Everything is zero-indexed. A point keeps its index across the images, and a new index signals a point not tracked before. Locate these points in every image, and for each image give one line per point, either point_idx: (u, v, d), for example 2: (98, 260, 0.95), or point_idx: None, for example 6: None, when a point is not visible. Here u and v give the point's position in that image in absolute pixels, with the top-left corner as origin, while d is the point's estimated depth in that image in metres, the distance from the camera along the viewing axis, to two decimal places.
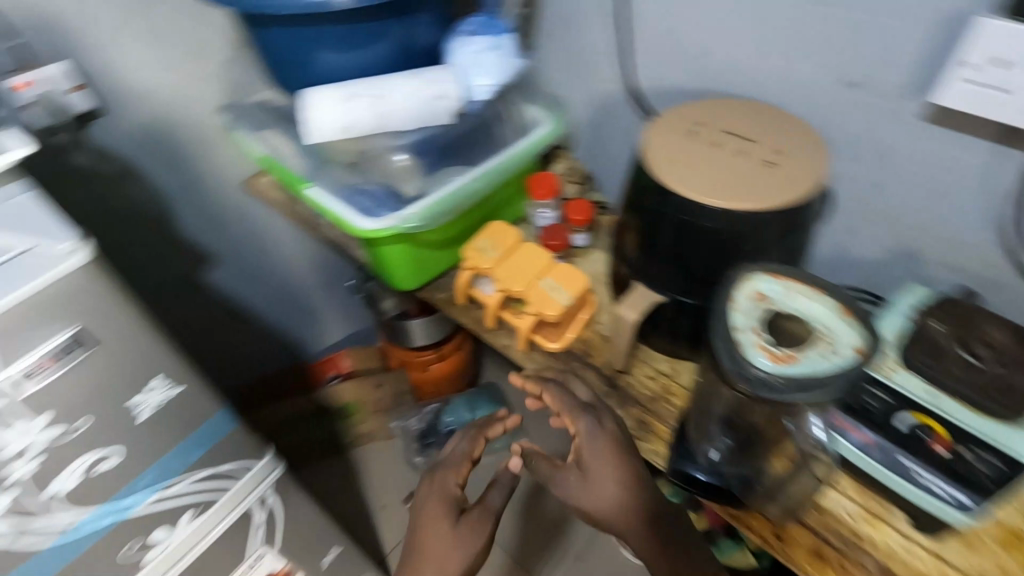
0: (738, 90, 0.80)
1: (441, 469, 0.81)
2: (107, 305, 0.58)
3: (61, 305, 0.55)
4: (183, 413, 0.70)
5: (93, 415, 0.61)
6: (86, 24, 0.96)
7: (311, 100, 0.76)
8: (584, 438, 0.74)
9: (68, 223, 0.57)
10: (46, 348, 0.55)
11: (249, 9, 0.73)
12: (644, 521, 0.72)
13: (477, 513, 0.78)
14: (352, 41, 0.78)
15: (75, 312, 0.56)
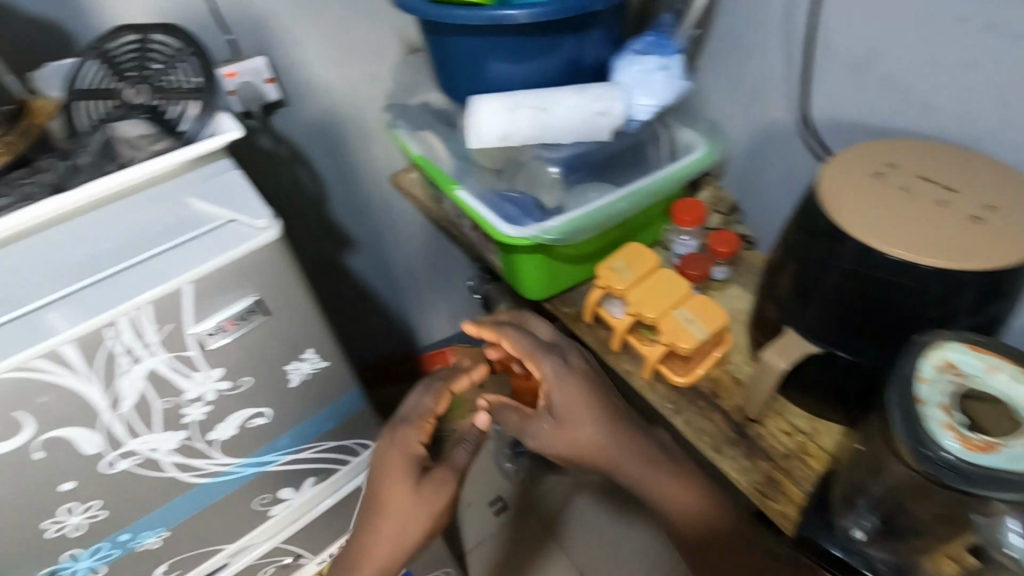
0: (938, 132, 0.72)
1: (400, 427, 0.72)
2: (285, 279, 0.62)
3: (247, 276, 0.59)
4: (325, 386, 0.75)
5: (254, 375, 0.66)
6: (285, 24, 1.08)
7: (478, 106, 0.78)
8: (552, 381, 0.70)
9: (262, 202, 0.61)
10: (229, 309, 0.60)
11: (437, 18, 0.77)
12: (630, 456, 0.70)
13: (443, 465, 0.71)
14: (524, 51, 0.80)
15: (257, 284, 0.60)
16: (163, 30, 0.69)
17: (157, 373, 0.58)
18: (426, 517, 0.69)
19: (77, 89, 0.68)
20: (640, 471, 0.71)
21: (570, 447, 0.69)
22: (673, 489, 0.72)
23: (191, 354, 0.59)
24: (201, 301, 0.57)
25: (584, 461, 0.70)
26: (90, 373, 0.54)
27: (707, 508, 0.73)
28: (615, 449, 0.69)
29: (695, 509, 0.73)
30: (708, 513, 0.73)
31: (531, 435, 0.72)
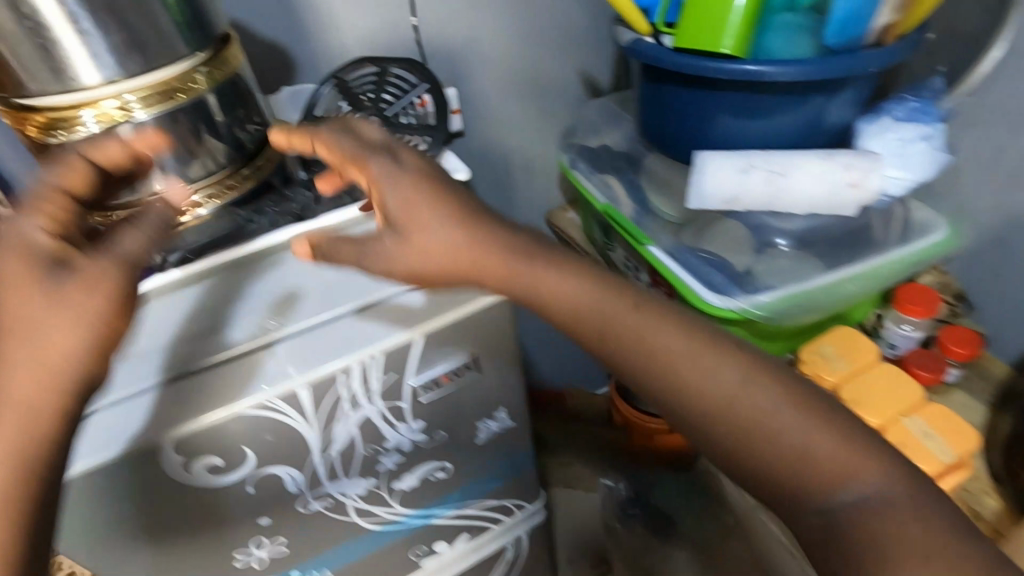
0: None
1: (8, 221, 0.37)
2: (500, 338, 0.58)
3: (466, 333, 0.55)
4: (504, 444, 0.70)
5: (448, 430, 0.62)
6: (477, 55, 1.06)
7: (706, 163, 0.71)
8: (369, 182, 0.45)
9: None
10: (447, 364, 0.56)
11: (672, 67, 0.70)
12: (524, 265, 0.43)
13: (93, 250, 0.37)
14: (764, 108, 0.73)
15: (475, 341, 0.57)
16: (405, 65, 0.70)
17: (369, 422, 0.55)
18: (104, 315, 0.35)
19: (312, 116, 0.67)
20: (521, 271, 0.43)
21: (418, 265, 0.43)
22: (628, 328, 0.42)
23: (402, 404, 0.56)
24: (426, 355, 0.54)
25: (464, 282, 0.45)
26: (313, 418, 0.51)
27: (662, 362, 0.41)
28: (502, 264, 0.42)
29: (649, 347, 0.41)
30: (675, 365, 0.41)
31: (364, 260, 0.45)
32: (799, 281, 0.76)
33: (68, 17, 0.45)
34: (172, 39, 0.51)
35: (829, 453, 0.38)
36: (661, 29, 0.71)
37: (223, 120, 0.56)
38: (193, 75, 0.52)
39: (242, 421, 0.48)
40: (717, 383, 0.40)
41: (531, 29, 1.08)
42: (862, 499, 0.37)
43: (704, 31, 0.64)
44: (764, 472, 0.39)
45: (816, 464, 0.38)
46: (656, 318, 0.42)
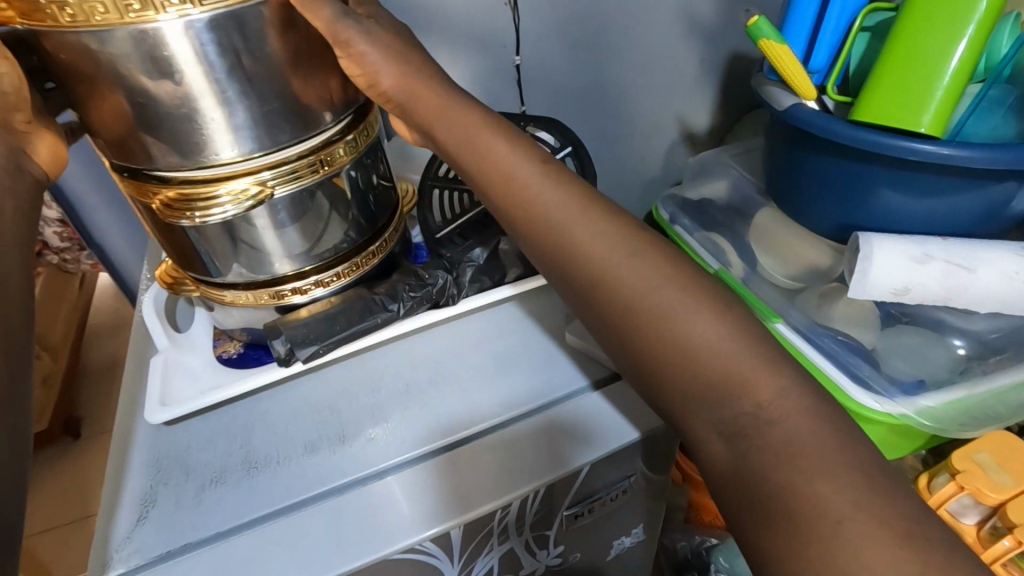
0: None
1: None
2: (657, 455, 0.51)
3: (629, 455, 0.48)
4: (630, 557, 0.62)
5: (583, 551, 0.54)
6: (579, 97, 0.93)
7: (878, 251, 0.61)
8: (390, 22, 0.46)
9: None
10: (605, 488, 0.49)
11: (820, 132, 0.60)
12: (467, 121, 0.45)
13: None
14: (947, 191, 0.62)
15: (632, 464, 0.49)
16: (541, 126, 0.64)
17: (510, 552, 0.47)
18: None
19: (437, 177, 0.60)
20: (476, 135, 0.44)
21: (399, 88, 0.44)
22: (555, 204, 0.42)
23: (549, 532, 0.48)
24: (585, 483, 0.47)
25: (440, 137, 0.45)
26: (458, 557, 0.44)
27: (567, 237, 0.41)
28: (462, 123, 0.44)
29: (557, 225, 0.42)
30: (584, 241, 0.41)
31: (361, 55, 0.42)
32: (972, 385, 0.62)
33: (217, 87, 0.39)
34: (317, 107, 0.44)
35: (741, 365, 0.36)
36: (831, 95, 0.63)
37: (357, 194, 0.50)
38: (333, 151, 0.46)
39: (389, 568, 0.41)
40: (635, 274, 0.40)
41: (643, 69, 0.93)
42: (783, 444, 0.33)
43: (900, 108, 0.56)
44: (678, 391, 0.37)
45: (722, 373, 0.36)
46: (583, 198, 0.43)
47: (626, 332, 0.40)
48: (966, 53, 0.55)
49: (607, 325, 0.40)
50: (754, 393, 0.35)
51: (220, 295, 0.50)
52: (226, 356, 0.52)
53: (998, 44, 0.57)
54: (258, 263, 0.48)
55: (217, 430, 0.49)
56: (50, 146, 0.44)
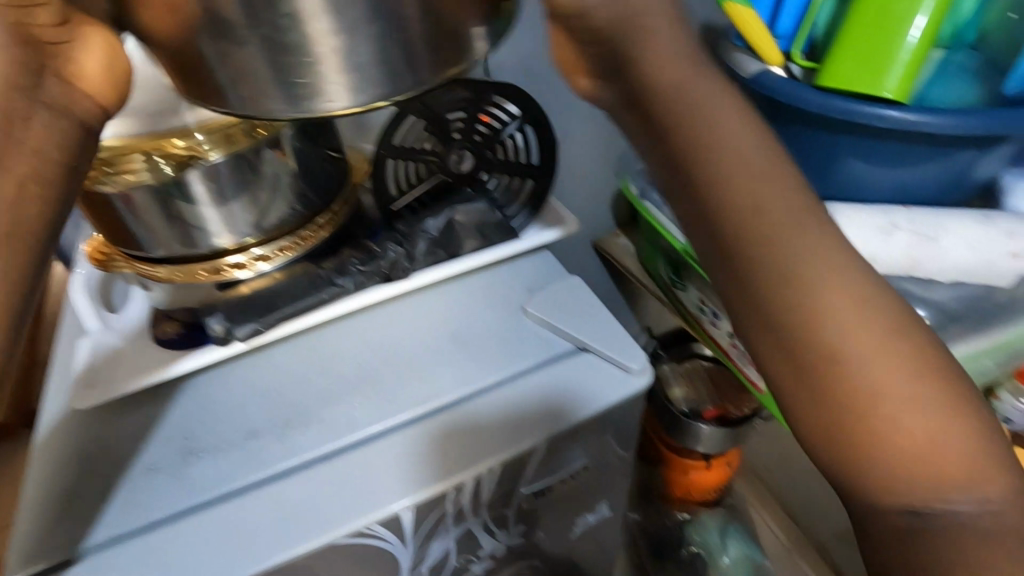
0: None
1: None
2: (620, 430, 0.49)
3: (593, 432, 0.46)
4: (595, 535, 0.60)
5: (545, 530, 0.53)
6: None
7: (843, 221, 0.61)
8: None
9: (631, 341, 0.48)
10: (567, 465, 0.47)
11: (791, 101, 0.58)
12: (675, 72, 0.30)
13: None
14: (908, 159, 0.61)
15: (595, 441, 0.47)
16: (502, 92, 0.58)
17: (468, 534, 0.46)
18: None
19: (392, 145, 0.58)
20: (683, 90, 0.30)
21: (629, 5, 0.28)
22: (762, 199, 0.29)
23: (507, 513, 0.47)
24: (546, 462, 0.46)
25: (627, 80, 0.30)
26: (411, 539, 0.42)
27: (750, 204, 0.29)
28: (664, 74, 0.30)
29: (758, 227, 0.29)
30: (797, 260, 0.28)
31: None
32: None
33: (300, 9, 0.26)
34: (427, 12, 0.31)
35: (957, 458, 0.27)
36: (799, 62, 0.61)
37: (303, 160, 0.47)
38: None
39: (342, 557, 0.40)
40: (861, 330, 0.28)
41: None
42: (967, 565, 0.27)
43: (865, 72, 0.55)
44: (863, 477, 0.28)
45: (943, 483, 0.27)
46: (800, 202, 0.30)
47: (819, 391, 0.28)
48: (931, 17, 0.54)
49: (783, 355, 0.29)
50: (960, 503, 0.27)
51: (153, 272, 0.46)
52: (165, 339, 0.48)
53: (961, 5, 0.57)
54: (194, 237, 0.45)
55: (156, 418, 0.45)
56: (98, 59, 0.27)
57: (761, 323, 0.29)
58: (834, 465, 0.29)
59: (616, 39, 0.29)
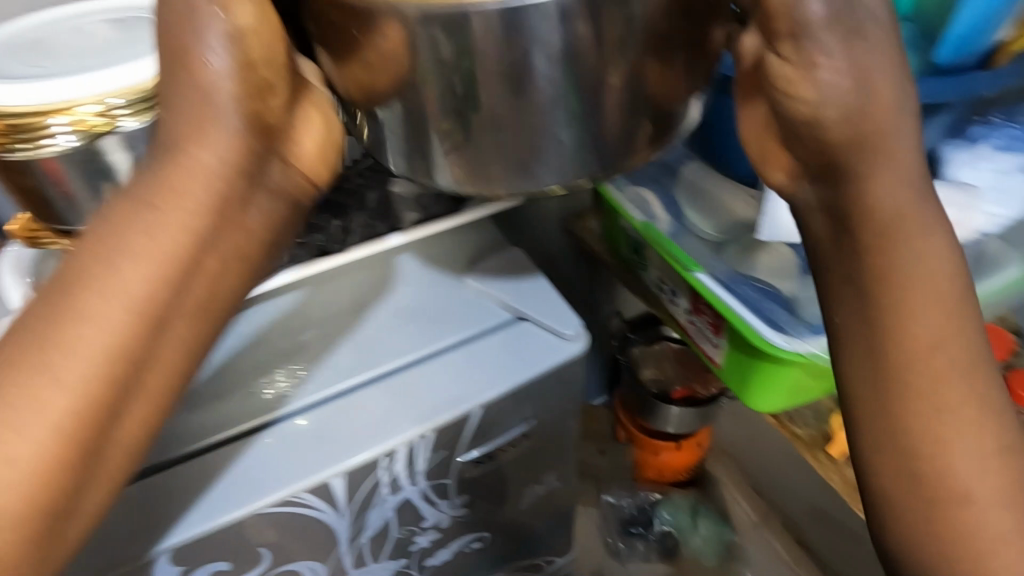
0: None
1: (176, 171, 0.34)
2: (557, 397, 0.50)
3: (526, 398, 0.48)
4: (548, 505, 0.61)
5: (491, 500, 0.53)
6: None
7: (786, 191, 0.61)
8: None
9: (568, 307, 0.49)
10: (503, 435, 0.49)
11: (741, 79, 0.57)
12: (910, 198, 0.36)
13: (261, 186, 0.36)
14: None
15: (530, 406, 0.48)
16: None
17: (408, 504, 0.48)
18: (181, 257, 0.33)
19: None
20: (895, 215, 0.36)
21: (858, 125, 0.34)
22: (921, 313, 0.36)
23: (447, 482, 0.48)
24: (482, 424, 0.47)
25: (841, 179, 0.36)
26: (346, 506, 0.45)
27: (898, 295, 0.36)
28: (876, 192, 0.36)
29: (903, 330, 0.37)
30: (927, 360, 0.36)
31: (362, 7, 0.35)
32: None
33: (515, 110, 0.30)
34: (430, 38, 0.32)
35: (998, 533, 0.36)
36: None
37: None
38: None
39: (270, 525, 0.43)
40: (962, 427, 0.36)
41: None
42: None
43: None
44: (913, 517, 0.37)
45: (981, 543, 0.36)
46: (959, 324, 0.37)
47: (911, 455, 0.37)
48: None
49: (885, 419, 0.37)
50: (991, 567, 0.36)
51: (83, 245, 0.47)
52: None
53: None
54: None
55: None
56: (312, 141, 0.39)
57: (873, 361, 0.37)
58: (886, 477, 0.38)
59: (844, 155, 0.35)
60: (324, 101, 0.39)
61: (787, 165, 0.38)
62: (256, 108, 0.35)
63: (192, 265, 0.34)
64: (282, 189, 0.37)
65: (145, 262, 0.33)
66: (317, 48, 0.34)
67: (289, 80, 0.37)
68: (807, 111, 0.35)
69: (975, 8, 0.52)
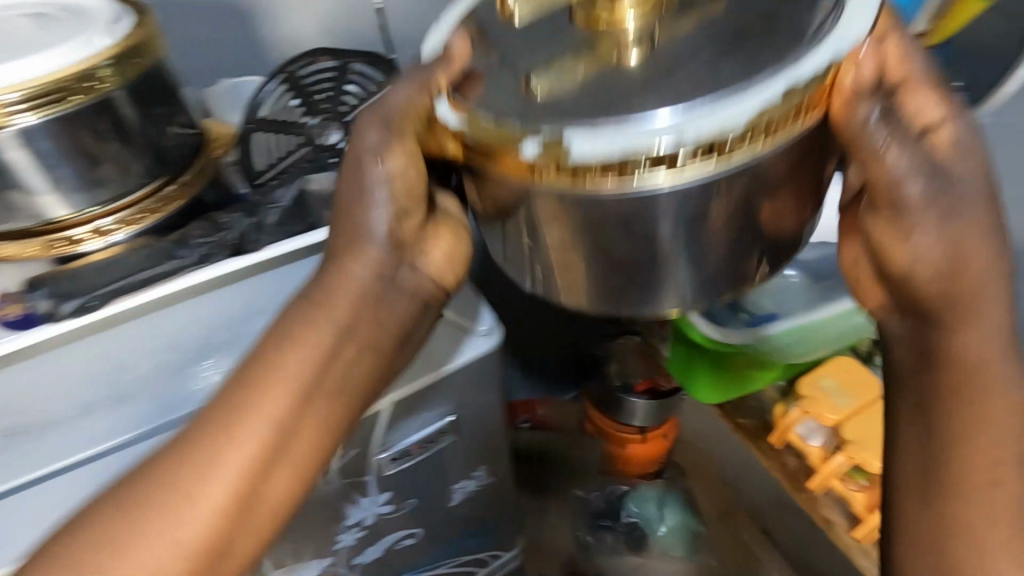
0: None
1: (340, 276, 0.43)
2: (476, 393, 0.50)
3: (444, 394, 0.48)
4: (485, 498, 0.61)
5: (418, 498, 0.54)
6: None
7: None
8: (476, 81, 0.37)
9: (484, 304, 0.51)
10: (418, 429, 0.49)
11: None
12: (997, 334, 0.39)
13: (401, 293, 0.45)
14: None
15: (450, 402, 0.49)
16: (371, 62, 0.58)
17: (325, 502, 0.48)
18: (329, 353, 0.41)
19: (257, 118, 0.57)
20: (981, 346, 0.39)
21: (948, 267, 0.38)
22: (999, 434, 0.38)
23: (367, 479, 0.49)
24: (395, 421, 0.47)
25: (934, 309, 0.40)
26: None
27: (971, 407, 0.39)
28: (974, 326, 0.39)
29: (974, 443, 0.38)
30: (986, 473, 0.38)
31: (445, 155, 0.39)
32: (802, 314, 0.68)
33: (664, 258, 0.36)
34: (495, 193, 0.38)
35: None
36: None
37: (140, 128, 0.47)
38: (95, 73, 0.43)
39: None
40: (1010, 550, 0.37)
41: None
42: None
43: None
44: None
45: None
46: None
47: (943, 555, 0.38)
48: None
49: (925, 512, 0.39)
50: None
51: None
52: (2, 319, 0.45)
53: None
54: (27, 209, 0.45)
55: None
56: (440, 250, 0.47)
57: (930, 457, 0.39)
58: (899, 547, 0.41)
59: (940, 299, 0.39)
60: (456, 223, 0.48)
61: (881, 297, 0.44)
62: (395, 229, 0.44)
63: (334, 354, 0.41)
64: (413, 291, 0.46)
65: (304, 350, 0.41)
66: (469, 186, 0.40)
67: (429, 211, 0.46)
68: (899, 267, 0.40)
69: None
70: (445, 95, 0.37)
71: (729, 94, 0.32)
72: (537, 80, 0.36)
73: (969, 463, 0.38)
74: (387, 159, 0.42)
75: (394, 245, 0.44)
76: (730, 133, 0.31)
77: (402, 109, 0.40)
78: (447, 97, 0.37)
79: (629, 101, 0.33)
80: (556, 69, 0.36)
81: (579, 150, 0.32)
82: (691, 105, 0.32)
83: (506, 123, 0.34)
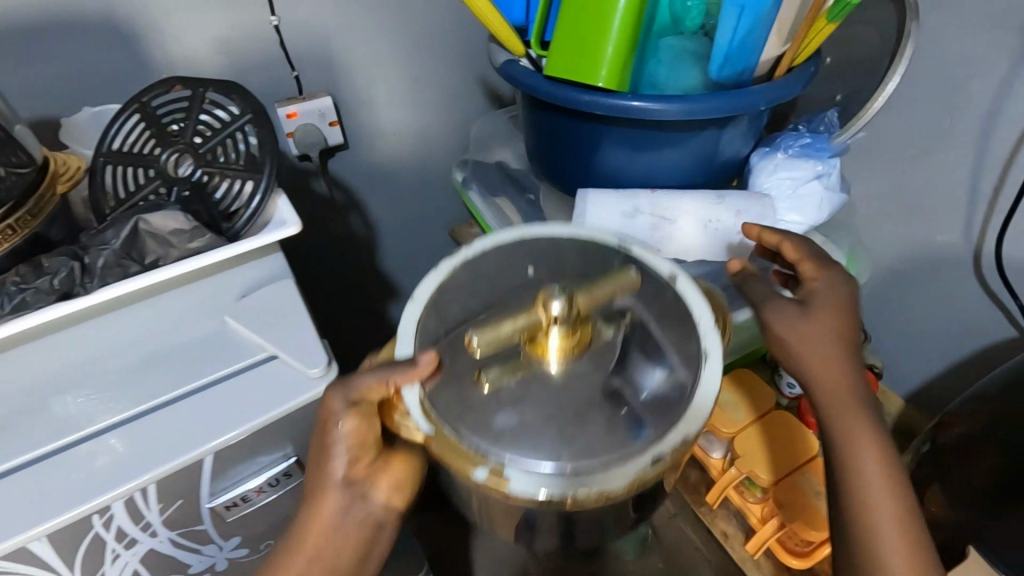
0: None
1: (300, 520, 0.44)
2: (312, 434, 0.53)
3: (278, 434, 0.50)
4: None
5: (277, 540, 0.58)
6: (355, 59, 0.93)
7: (591, 207, 0.64)
8: (421, 403, 0.40)
9: (319, 343, 0.51)
10: (246, 472, 0.51)
11: (535, 91, 0.61)
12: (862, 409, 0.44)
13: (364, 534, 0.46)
14: (656, 143, 0.64)
15: (287, 441, 0.51)
16: (221, 89, 0.55)
17: (162, 549, 0.51)
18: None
19: (110, 150, 0.55)
20: (851, 422, 0.44)
21: (818, 361, 0.45)
22: (881, 504, 0.42)
23: (202, 526, 0.52)
24: (223, 464, 0.49)
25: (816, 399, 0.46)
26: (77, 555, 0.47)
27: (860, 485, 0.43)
28: (846, 405, 0.44)
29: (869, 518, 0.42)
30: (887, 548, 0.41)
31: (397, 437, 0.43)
32: None
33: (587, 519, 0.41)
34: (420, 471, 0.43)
35: None
36: (537, 50, 0.62)
37: None
38: None
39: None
40: None
41: (427, 33, 0.95)
42: None
43: (578, 58, 0.56)
44: None
45: None
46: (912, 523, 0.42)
47: None
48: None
49: None
50: None
51: None
52: None
53: None
54: None
55: None
56: (387, 486, 0.46)
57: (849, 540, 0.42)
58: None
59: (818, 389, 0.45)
60: (408, 454, 0.46)
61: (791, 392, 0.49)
62: (349, 472, 0.44)
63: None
64: (365, 521, 0.45)
65: None
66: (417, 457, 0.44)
67: (382, 451, 0.45)
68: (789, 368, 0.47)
69: (739, 25, 0.52)
70: (419, 402, 0.40)
71: (616, 459, 0.37)
72: (490, 406, 0.40)
73: (898, 562, 0.41)
74: (343, 421, 0.42)
75: (348, 487, 0.44)
76: (612, 491, 0.37)
77: (367, 390, 0.41)
78: (413, 389, 0.40)
79: (549, 441, 0.38)
80: (513, 375, 0.41)
81: (513, 486, 0.37)
82: (574, 462, 0.37)
83: (463, 440, 0.38)
